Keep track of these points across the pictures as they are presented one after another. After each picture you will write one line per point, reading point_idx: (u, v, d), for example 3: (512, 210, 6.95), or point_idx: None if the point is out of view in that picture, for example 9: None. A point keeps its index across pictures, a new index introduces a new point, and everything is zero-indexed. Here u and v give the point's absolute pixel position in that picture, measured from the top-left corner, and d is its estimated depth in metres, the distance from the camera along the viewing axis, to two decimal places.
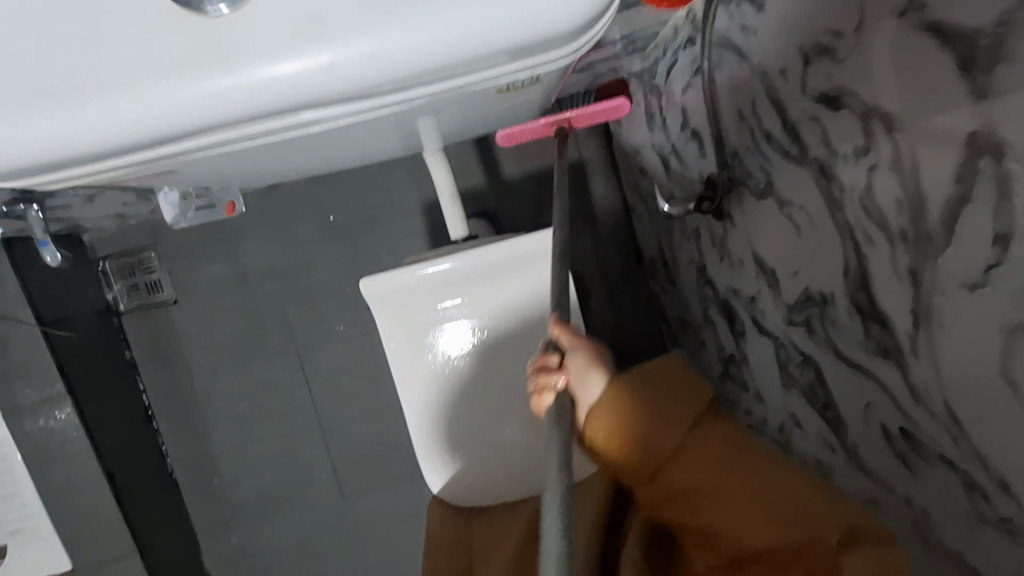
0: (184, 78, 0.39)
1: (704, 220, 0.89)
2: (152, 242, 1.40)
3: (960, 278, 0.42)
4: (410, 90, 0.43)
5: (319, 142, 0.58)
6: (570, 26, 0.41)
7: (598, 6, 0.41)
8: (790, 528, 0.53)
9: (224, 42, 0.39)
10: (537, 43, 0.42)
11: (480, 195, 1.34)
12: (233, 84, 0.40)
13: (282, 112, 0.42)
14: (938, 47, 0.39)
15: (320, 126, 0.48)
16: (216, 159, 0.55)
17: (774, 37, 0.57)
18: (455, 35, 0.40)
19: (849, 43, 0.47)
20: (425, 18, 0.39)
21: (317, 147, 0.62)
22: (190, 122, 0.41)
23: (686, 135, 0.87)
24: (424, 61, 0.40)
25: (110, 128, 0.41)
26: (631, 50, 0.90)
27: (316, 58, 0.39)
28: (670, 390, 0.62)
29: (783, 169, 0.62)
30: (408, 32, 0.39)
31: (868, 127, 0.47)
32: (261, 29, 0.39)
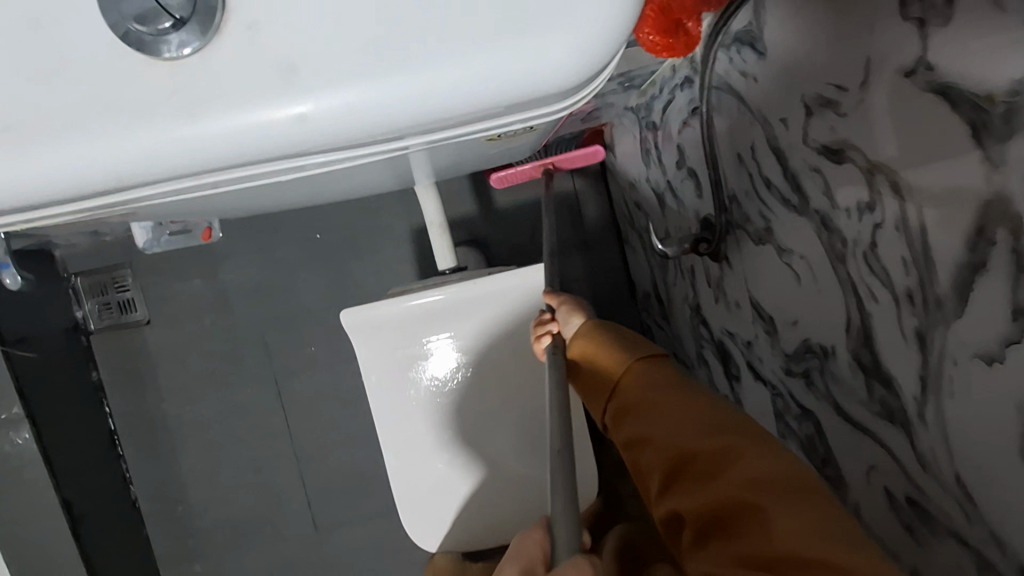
0: (129, 131, 0.37)
1: (700, 260, 0.87)
2: (127, 259, 1.35)
3: (971, 350, 0.39)
4: (385, 144, 0.41)
5: (304, 181, 0.55)
6: (550, 91, 0.39)
7: (578, 70, 0.38)
8: (715, 438, 0.50)
9: (176, 97, 0.37)
10: (518, 104, 0.39)
11: (470, 223, 1.31)
12: (203, 128, 0.37)
13: (244, 166, 0.40)
14: (947, 110, 0.37)
15: (300, 174, 0.45)
16: (195, 201, 0.52)
17: (774, 85, 0.56)
18: (427, 98, 0.37)
19: (853, 97, 0.45)
20: (396, 78, 0.36)
21: (303, 189, 0.59)
22: (140, 175, 0.39)
23: (682, 174, 0.86)
24: (395, 121, 0.38)
25: (54, 179, 0.38)
26: (628, 87, 0.89)
27: (276, 115, 0.37)
28: (631, 334, 0.65)
29: (783, 218, 0.60)
30: (376, 92, 0.37)
31: (873, 183, 0.45)
32: (219, 84, 0.36)
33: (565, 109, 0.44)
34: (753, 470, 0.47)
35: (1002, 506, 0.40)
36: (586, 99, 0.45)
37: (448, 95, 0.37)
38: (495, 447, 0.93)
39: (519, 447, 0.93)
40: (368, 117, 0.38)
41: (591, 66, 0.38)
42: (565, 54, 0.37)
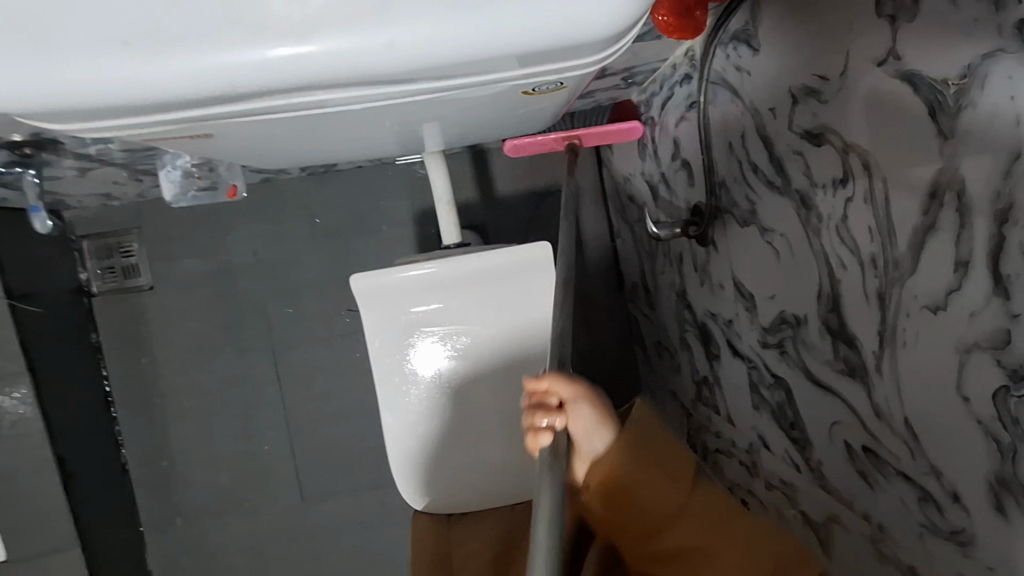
0: (217, 46, 0.40)
1: (688, 246, 0.94)
2: (133, 225, 1.38)
3: (922, 301, 0.46)
4: (439, 79, 0.47)
5: (325, 125, 0.60)
6: (594, 40, 0.45)
7: (622, 19, 0.44)
8: (771, 563, 0.52)
9: (260, 18, 0.40)
10: (563, 50, 0.46)
11: (471, 209, 1.37)
12: (287, 55, 0.41)
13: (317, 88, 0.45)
14: (910, 93, 0.44)
15: (349, 106, 0.51)
16: (248, 132, 0.57)
17: (766, 77, 0.62)
18: (486, 37, 0.43)
19: (833, 85, 0.52)
20: (465, 19, 0.42)
21: (338, 129, 0.65)
22: (222, 88, 0.42)
23: (676, 165, 0.92)
24: (458, 57, 0.44)
25: (142, 87, 0.41)
26: (629, 83, 0.95)
27: (356, 43, 0.41)
28: (656, 454, 0.56)
29: (767, 198, 0.67)
30: (446, 28, 0.42)
31: (846, 161, 0.52)
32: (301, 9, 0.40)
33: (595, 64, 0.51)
34: (793, 565, 0.52)
35: (942, 439, 0.47)
36: (614, 55, 0.51)
37: (494, 40, 0.43)
38: (486, 413, 0.98)
39: (510, 414, 0.98)
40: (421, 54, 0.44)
41: (631, 20, 0.45)
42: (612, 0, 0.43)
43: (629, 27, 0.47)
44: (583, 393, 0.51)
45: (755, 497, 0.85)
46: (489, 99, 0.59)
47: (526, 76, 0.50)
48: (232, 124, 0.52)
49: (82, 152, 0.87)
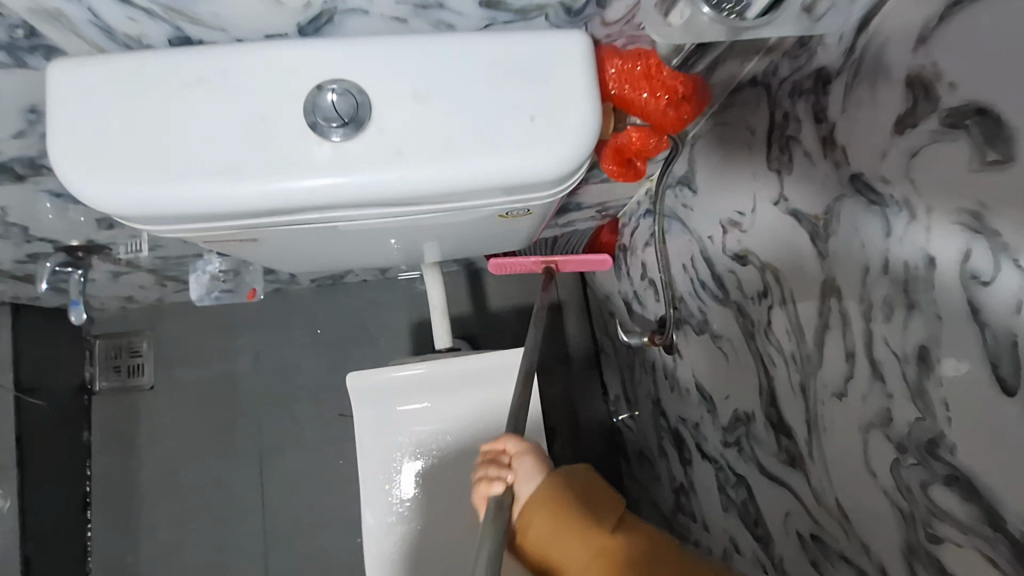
0: (212, 183, 0.44)
1: (659, 356, 1.03)
2: (147, 329, 1.47)
3: (830, 389, 0.55)
4: (421, 207, 0.50)
5: (341, 239, 0.74)
6: (547, 178, 0.47)
7: (567, 167, 0.47)
8: None
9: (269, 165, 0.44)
10: (527, 187, 0.48)
11: (464, 322, 1.49)
12: (273, 192, 0.44)
13: (310, 214, 0.48)
14: (796, 225, 0.57)
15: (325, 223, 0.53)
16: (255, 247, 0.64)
17: (704, 212, 0.77)
18: (463, 183, 0.46)
19: (748, 218, 0.66)
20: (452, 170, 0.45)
21: (345, 236, 0.72)
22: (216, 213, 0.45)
23: (644, 284, 1.05)
24: (435, 192, 0.46)
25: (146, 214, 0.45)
26: (603, 215, 1.12)
27: (344, 188, 0.45)
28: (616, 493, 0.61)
29: (713, 309, 0.78)
30: (431, 180, 0.45)
31: (765, 276, 0.64)
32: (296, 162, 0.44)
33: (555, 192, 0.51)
34: None
35: (865, 515, 0.53)
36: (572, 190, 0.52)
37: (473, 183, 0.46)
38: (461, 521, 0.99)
39: None
40: (245, 224, 0.50)
41: (577, 165, 0.47)
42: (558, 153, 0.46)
43: (577, 168, 0.48)
44: (529, 451, 0.66)
45: None
46: (467, 218, 0.62)
47: (506, 202, 0.51)
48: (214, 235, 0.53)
49: (122, 258, 1.00)
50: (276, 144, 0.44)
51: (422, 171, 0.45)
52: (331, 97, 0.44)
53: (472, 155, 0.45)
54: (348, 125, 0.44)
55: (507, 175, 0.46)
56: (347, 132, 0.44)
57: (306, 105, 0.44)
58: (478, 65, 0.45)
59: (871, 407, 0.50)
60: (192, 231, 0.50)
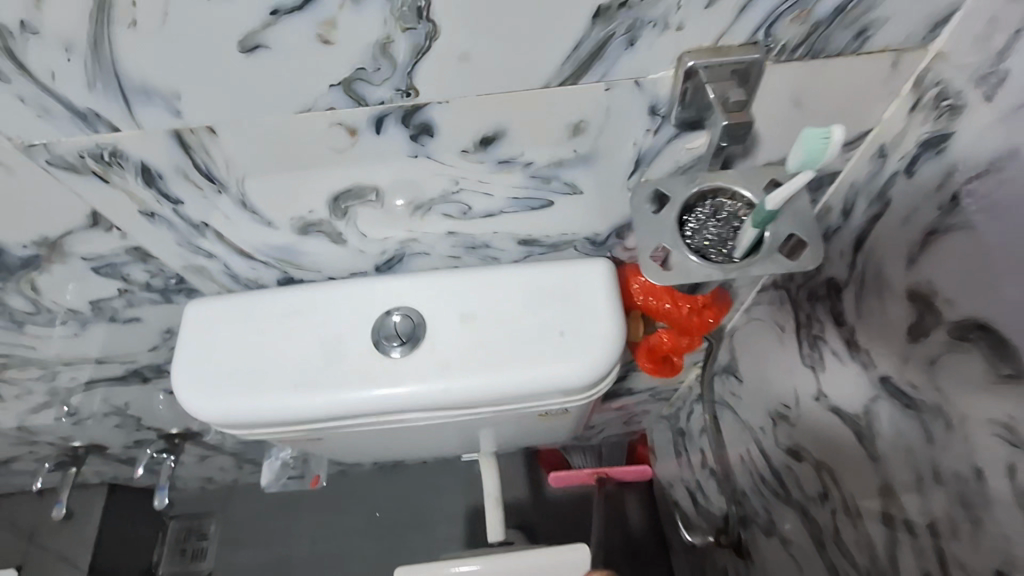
0: (292, 393, 0.52)
1: (730, 558, 0.94)
2: (218, 509, 1.52)
3: None
4: (467, 410, 0.55)
5: (397, 434, 0.80)
6: (580, 385, 0.52)
7: (597, 375, 0.52)
8: None
9: (340, 377, 0.52)
10: (561, 392, 0.52)
11: (522, 508, 1.43)
12: (342, 400, 0.51)
13: (370, 417, 0.54)
14: (840, 422, 0.56)
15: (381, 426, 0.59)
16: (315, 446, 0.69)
17: (752, 401, 0.77)
18: (505, 390, 0.51)
19: (794, 411, 0.65)
20: (494, 379, 0.51)
21: (391, 441, 0.73)
22: (292, 417, 0.52)
23: (705, 473, 1.01)
24: (479, 397, 0.52)
25: (234, 419, 0.53)
26: (657, 398, 1.12)
27: (401, 395, 0.51)
28: None
29: (777, 507, 0.73)
30: (475, 387, 0.51)
31: (822, 475, 0.61)
32: (363, 374, 0.52)
33: (588, 396, 0.55)
34: None
35: None
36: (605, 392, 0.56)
37: (513, 390, 0.52)
38: None
39: None
40: (313, 427, 0.56)
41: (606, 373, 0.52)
42: (588, 362, 0.51)
43: (607, 375, 0.53)
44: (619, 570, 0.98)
45: None
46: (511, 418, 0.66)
47: (544, 405, 0.56)
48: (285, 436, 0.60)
49: (211, 443, 1.10)
50: (348, 360, 0.52)
51: (467, 380, 0.51)
52: (393, 323, 0.53)
53: (512, 368, 0.51)
54: (408, 342, 0.52)
55: (543, 384, 0.51)
56: (407, 348, 0.52)
57: (375, 327, 0.53)
58: (512, 292, 0.53)
59: None
60: (270, 433, 0.56)
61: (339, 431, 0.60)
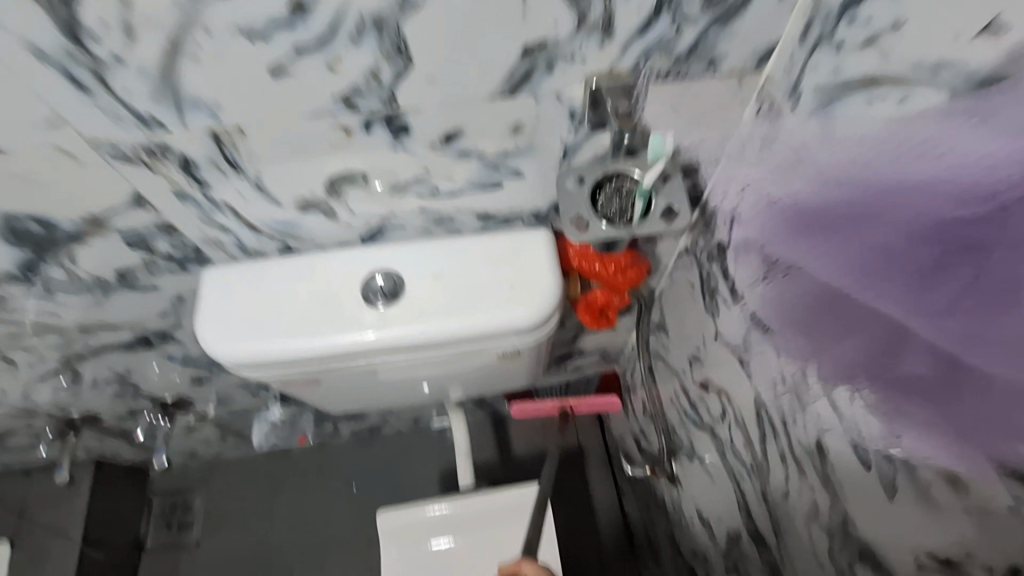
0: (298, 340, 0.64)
1: (666, 487, 1.11)
2: (202, 483, 1.61)
3: (779, 492, 0.65)
4: (440, 351, 0.69)
5: (381, 385, 0.93)
6: (528, 327, 0.66)
7: (540, 319, 0.66)
8: None
9: (336, 326, 0.65)
10: (514, 333, 0.67)
11: (490, 467, 1.58)
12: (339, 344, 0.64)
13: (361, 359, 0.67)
14: (730, 354, 0.73)
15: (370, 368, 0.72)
16: (310, 390, 0.83)
17: (676, 351, 0.93)
18: (468, 333, 0.65)
19: (703, 353, 0.82)
20: (460, 324, 0.65)
21: (377, 383, 0.87)
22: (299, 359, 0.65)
23: (646, 419, 1.18)
24: (448, 339, 0.66)
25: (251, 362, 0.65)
26: (606, 359, 1.29)
27: (386, 338, 0.65)
28: None
29: (696, 434, 0.90)
30: (445, 331, 0.65)
31: (722, 400, 0.78)
32: (355, 323, 0.65)
33: (537, 337, 0.70)
34: None
35: None
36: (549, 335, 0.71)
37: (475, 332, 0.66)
38: None
39: None
40: (315, 369, 0.69)
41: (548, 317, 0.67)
42: (533, 309, 0.65)
43: (549, 320, 0.68)
44: None
45: None
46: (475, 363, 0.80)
47: (501, 346, 0.70)
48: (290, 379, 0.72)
49: (200, 413, 1.20)
50: (341, 312, 0.65)
51: (437, 327, 0.65)
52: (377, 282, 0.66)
53: (474, 315, 0.65)
54: (390, 297, 0.66)
55: (498, 327, 0.65)
56: (389, 302, 0.66)
57: (362, 286, 0.66)
58: (474, 258, 0.67)
59: (805, 502, 0.60)
60: (277, 375, 0.69)
61: (335, 374, 0.73)
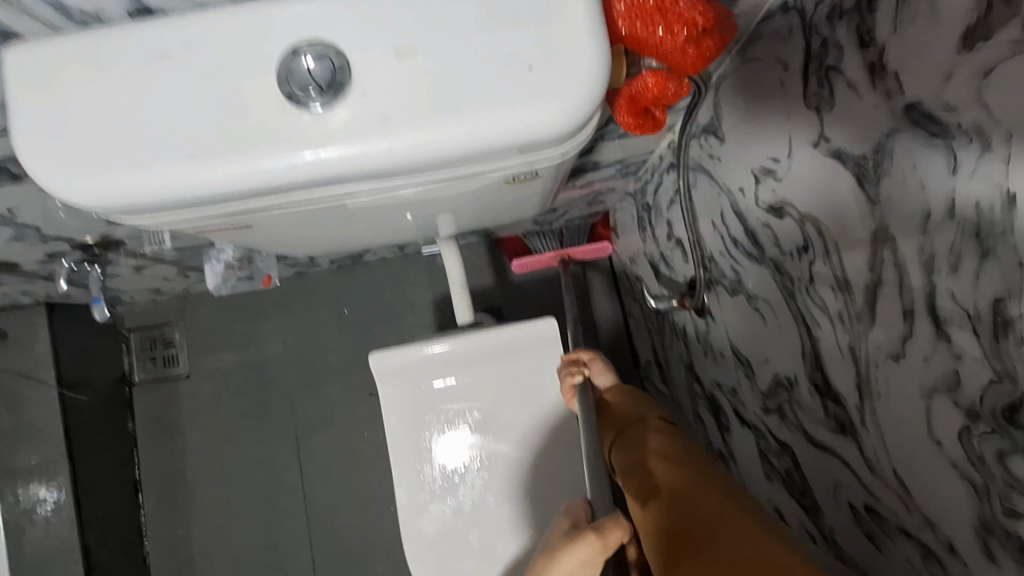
0: (190, 167, 0.40)
1: (689, 317, 0.98)
2: (177, 319, 1.48)
3: (885, 351, 0.49)
4: (418, 177, 0.45)
5: (347, 220, 0.71)
6: (552, 134, 0.42)
7: (573, 122, 0.41)
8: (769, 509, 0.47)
9: (247, 143, 0.40)
10: (532, 145, 0.43)
11: (488, 293, 1.46)
12: (257, 172, 0.41)
13: (299, 192, 0.44)
14: (840, 166, 0.51)
15: (319, 203, 0.49)
16: (246, 234, 0.60)
17: (732, 160, 0.71)
18: (460, 147, 0.41)
19: (784, 165, 0.59)
20: (445, 134, 0.41)
21: (338, 217, 0.65)
22: (199, 197, 0.42)
23: (671, 244, 1.00)
24: (429, 160, 0.42)
25: (126, 205, 0.42)
26: (624, 173, 1.06)
27: (330, 160, 0.41)
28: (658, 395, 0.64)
29: (746, 266, 0.73)
30: (422, 147, 0.41)
31: (805, 227, 0.58)
32: (277, 138, 0.40)
33: (565, 150, 0.46)
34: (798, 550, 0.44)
35: (929, 488, 0.47)
36: (582, 146, 0.47)
37: (469, 145, 0.41)
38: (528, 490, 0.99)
39: (527, 491, 0.98)
40: (236, 210, 0.46)
41: (585, 118, 0.42)
42: (560, 105, 0.41)
43: (585, 122, 0.43)
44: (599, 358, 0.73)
45: None
46: (470, 188, 0.57)
47: (511, 165, 0.47)
48: (207, 225, 0.50)
49: (141, 252, 0.99)
50: (252, 122, 0.40)
51: (412, 139, 0.41)
52: (304, 67, 0.40)
53: (468, 117, 0.40)
54: (327, 91, 0.40)
55: (508, 137, 0.41)
56: (327, 100, 0.40)
57: (280, 75, 0.40)
58: (463, 18, 0.40)
59: (934, 370, 0.44)
60: (179, 221, 0.47)
61: (270, 214, 0.50)
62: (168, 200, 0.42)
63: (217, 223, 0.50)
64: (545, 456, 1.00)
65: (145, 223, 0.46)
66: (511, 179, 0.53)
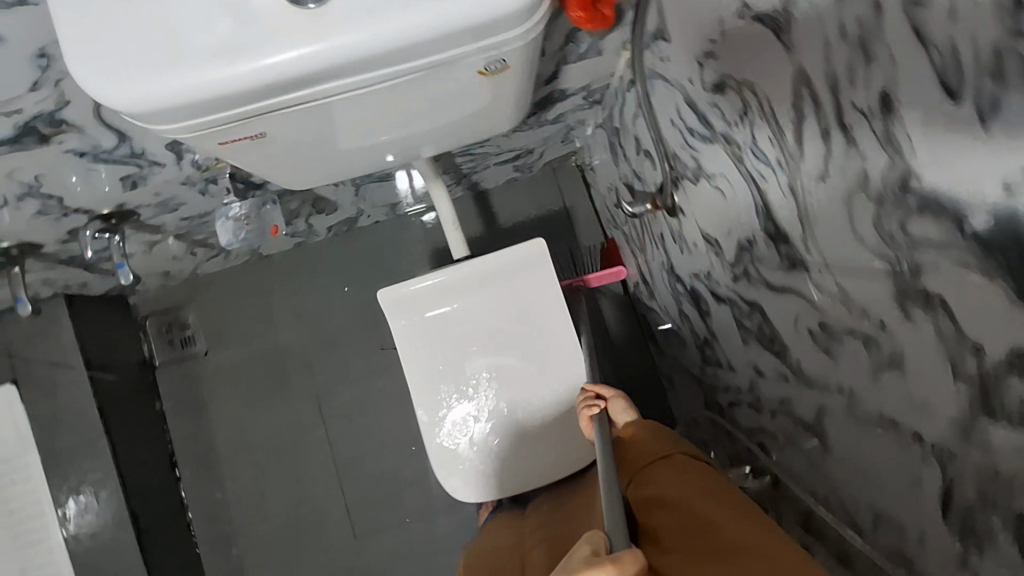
0: (242, 59, 0.54)
1: (664, 221, 1.08)
2: (188, 301, 1.56)
3: (815, 176, 0.58)
4: (410, 60, 0.59)
5: (350, 154, 0.84)
6: (505, 12, 0.56)
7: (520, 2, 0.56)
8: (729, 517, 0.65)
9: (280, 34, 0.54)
10: (492, 22, 0.57)
11: (479, 240, 1.54)
12: (289, 57, 0.54)
13: (321, 80, 0.58)
14: (762, 26, 0.59)
15: (334, 101, 0.63)
16: (259, 156, 0.73)
17: (679, 56, 0.79)
18: (439, 24, 0.56)
19: (719, 43, 0.68)
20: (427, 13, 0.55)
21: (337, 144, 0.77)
22: (247, 84, 0.55)
23: (640, 157, 1.09)
24: (417, 37, 0.56)
25: (192, 96, 0.55)
26: (589, 101, 1.14)
27: (343, 42, 0.55)
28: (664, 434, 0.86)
29: (703, 150, 0.82)
30: (411, 26, 0.55)
31: (743, 93, 0.67)
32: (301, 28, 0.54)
33: (518, 32, 0.60)
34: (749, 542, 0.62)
35: (863, 281, 0.57)
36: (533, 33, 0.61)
37: (445, 22, 0.56)
38: (534, 403, 1.09)
39: (531, 407, 1.09)
40: (272, 104, 0.59)
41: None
42: None
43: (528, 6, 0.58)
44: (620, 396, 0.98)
45: (771, 425, 0.93)
46: (450, 93, 0.71)
47: (478, 49, 0.61)
48: (247, 128, 0.63)
49: (153, 223, 1.07)
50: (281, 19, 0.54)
51: (401, 18, 0.55)
52: None
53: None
54: None
55: (473, 13, 0.56)
56: None
57: None
58: None
59: (851, 176, 0.53)
60: (227, 120, 0.60)
61: (295, 115, 0.63)
62: (224, 89, 0.55)
63: (254, 127, 0.64)
64: (547, 366, 1.10)
65: (201, 123, 0.59)
66: (481, 73, 0.67)
